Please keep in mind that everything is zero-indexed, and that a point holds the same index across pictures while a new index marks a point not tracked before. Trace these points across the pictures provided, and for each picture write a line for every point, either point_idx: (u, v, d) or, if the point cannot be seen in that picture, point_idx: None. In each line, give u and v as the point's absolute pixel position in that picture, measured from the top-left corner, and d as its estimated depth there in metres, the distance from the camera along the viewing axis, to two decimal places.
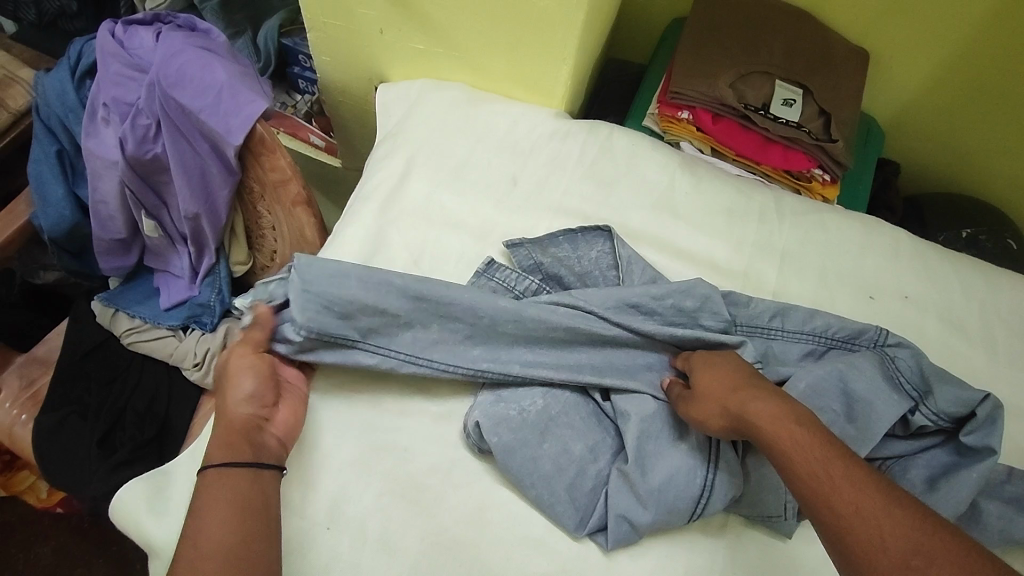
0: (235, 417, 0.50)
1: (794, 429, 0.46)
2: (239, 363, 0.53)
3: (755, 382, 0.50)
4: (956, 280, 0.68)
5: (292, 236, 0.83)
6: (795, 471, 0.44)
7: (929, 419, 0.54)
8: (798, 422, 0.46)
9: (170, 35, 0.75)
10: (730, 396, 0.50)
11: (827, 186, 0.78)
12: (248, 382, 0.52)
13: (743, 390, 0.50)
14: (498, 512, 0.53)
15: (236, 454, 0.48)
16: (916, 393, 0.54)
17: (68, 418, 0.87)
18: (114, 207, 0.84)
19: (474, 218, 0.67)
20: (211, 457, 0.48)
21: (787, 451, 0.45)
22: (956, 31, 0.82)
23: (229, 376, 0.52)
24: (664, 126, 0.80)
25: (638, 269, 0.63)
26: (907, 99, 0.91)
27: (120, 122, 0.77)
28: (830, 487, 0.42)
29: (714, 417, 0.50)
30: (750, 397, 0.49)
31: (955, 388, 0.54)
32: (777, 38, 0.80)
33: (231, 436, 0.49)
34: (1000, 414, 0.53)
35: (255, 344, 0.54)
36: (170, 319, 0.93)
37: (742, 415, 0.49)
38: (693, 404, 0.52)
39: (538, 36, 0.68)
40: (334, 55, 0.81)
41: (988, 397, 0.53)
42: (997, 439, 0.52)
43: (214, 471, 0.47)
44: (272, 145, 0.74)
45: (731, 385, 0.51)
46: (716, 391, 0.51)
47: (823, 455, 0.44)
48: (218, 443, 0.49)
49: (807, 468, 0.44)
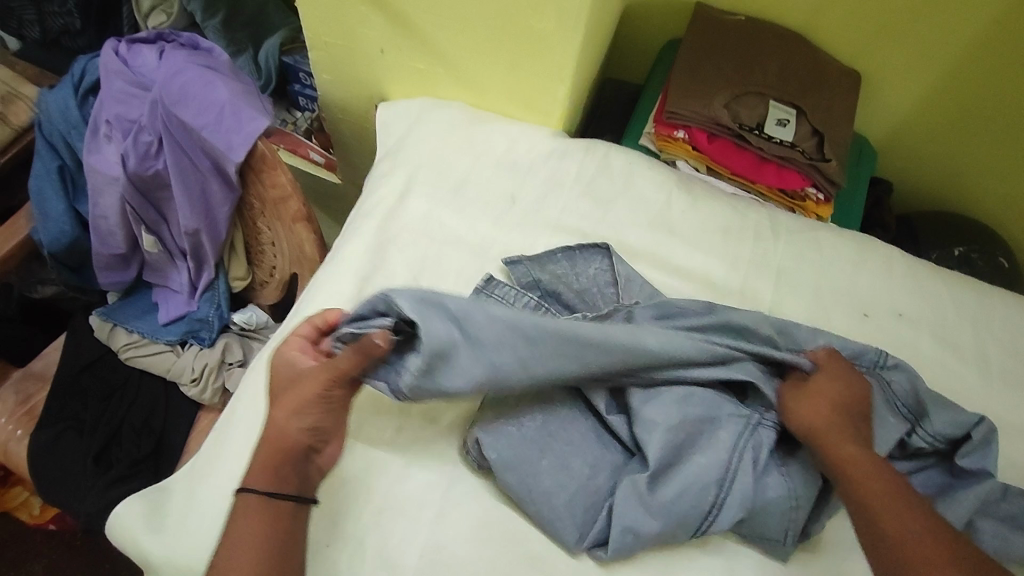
0: (290, 440, 0.50)
1: (877, 466, 0.50)
2: (310, 388, 0.51)
3: (855, 409, 0.53)
4: (949, 298, 0.68)
5: (293, 252, 0.84)
6: (866, 496, 0.48)
7: (925, 441, 0.55)
8: (877, 460, 0.50)
9: (174, 54, 0.76)
10: (831, 409, 0.53)
11: (822, 205, 0.79)
12: (318, 414, 0.50)
13: (833, 413, 0.52)
14: (497, 531, 0.53)
15: (281, 484, 0.48)
16: (912, 415, 0.55)
17: (65, 434, 0.87)
18: (114, 223, 0.84)
19: (472, 235, 0.68)
20: (256, 471, 0.49)
21: (863, 477, 0.49)
22: (945, 54, 0.83)
23: (303, 398, 0.50)
24: (661, 145, 0.81)
25: (637, 286, 0.64)
26: (899, 119, 0.92)
27: (122, 139, 0.78)
28: (898, 515, 0.47)
29: (810, 416, 0.53)
30: (843, 420, 0.52)
31: (950, 411, 0.55)
32: (771, 60, 0.81)
33: (280, 459, 0.49)
34: (994, 437, 0.54)
35: (337, 372, 0.51)
36: (168, 334, 0.93)
37: (828, 436, 0.51)
38: (794, 394, 0.54)
39: (536, 56, 0.69)
40: (334, 74, 0.83)
41: (982, 420, 0.54)
42: (991, 462, 0.53)
43: (258, 494, 0.48)
44: (274, 161, 0.76)
45: (835, 404, 0.53)
46: (824, 398, 0.53)
47: (894, 493, 0.48)
48: (266, 459, 0.49)
49: (881, 499, 0.48)
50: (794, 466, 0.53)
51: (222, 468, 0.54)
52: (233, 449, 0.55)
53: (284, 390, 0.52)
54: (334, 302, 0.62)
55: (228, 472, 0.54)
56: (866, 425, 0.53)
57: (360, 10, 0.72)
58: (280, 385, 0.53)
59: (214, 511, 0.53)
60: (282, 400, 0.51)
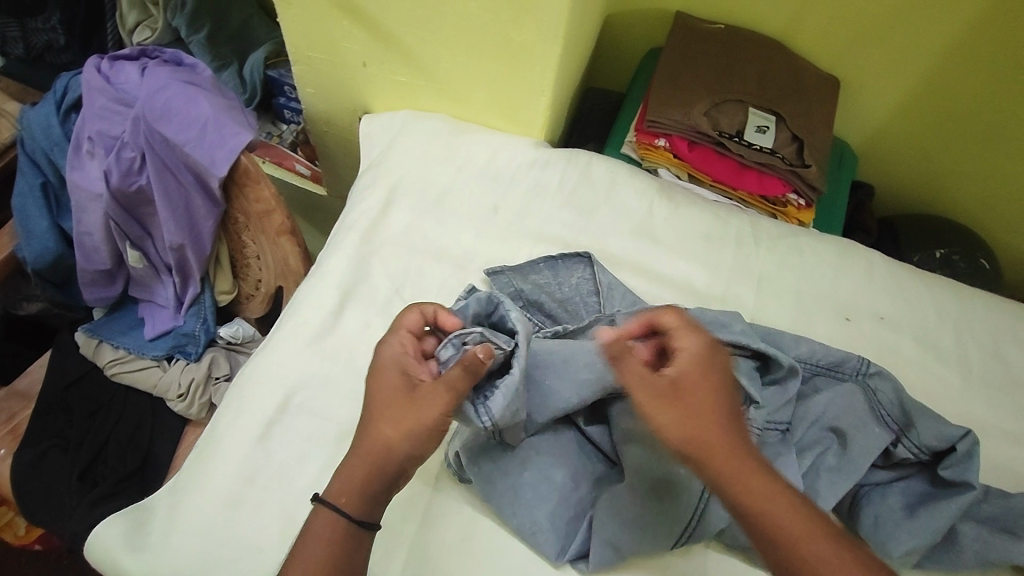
0: (389, 465, 0.47)
1: (763, 474, 0.44)
2: (430, 414, 0.47)
3: (726, 404, 0.46)
4: (929, 300, 0.69)
5: (277, 265, 0.84)
6: (768, 522, 0.42)
7: (910, 452, 0.55)
8: (760, 468, 0.44)
9: (156, 70, 0.76)
10: (707, 416, 0.45)
11: (803, 210, 0.80)
12: (424, 442, 0.47)
13: (699, 409, 0.45)
14: (481, 543, 0.52)
15: (373, 509, 0.46)
16: (897, 425, 0.55)
17: (50, 453, 0.86)
18: (98, 238, 0.84)
19: (455, 247, 0.68)
20: (351, 493, 0.46)
21: (761, 496, 0.43)
22: (922, 59, 0.84)
23: (414, 420, 0.47)
24: (642, 154, 0.82)
25: (619, 294, 0.64)
26: (879, 123, 0.93)
27: (104, 155, 0.77)
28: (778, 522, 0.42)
29: (689, 431, 0.45)
30: (721, 425, 0.45)
31: (937, 422, 0.55)
32: (750, 68, 0.82)
33: (376, 485, 0.47)
34: (978, 450, 0.53)
35: (457, 395, 0.47)
36: (154, 350, 0.92)
37: (706, 445, 0.44)
38: (657, 401, 0.46)
39: (516, 68, 0.70)
40: (317, 87, 0.83)
41: (968, 433, 0.53)
42: (974, 474, 0.52)
43: (346, 518, 0.46)
44: (257, 175, 0.75)
45: (695, 403, 0.46)
46: (696, 403, 0.46)
47: (791, 504, 0.43)
48: (362, 480, 0.47)
49: (780, 517, 0.42)
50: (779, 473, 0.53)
51: (204, 485, 0.54)
52: (216, 466, 0.55)
53: (387, 399, 0.48)
54: (315, 314, 0.62)
55: (211, 488, 0.54)
56: (738, 418, 0.47)
57: (341, 24, 0.72)
58: (382, 394, 0.49)
59: (195, 529, 0.52)
60: (386, 418, 0.48)
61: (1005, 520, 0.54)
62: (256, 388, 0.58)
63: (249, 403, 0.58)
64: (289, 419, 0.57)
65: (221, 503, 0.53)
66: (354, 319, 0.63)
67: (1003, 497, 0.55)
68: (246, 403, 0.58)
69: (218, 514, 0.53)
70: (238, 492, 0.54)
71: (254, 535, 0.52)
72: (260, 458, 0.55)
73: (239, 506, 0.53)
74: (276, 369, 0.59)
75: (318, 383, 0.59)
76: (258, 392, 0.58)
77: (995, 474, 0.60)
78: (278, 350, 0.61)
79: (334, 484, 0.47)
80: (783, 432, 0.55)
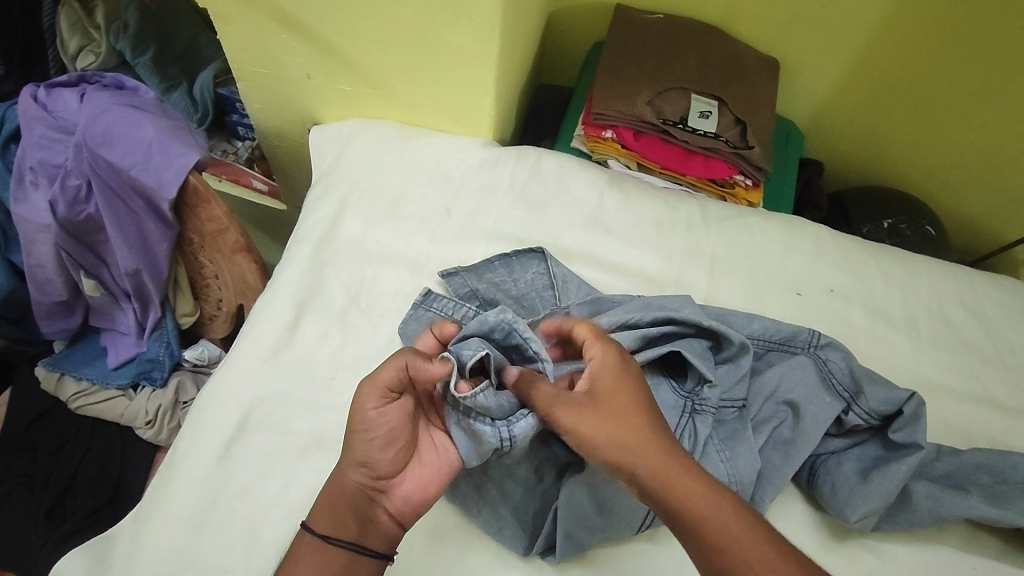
0: (344, 481, 0.49)
1: (692, 473, 0.45)
2: (362, 418, 0.49)
3: (646, 408, 0.48)
4: (877, 271, 0.70)
5: (236, 283, 0.83)
6: (694, 521, 0.43)
7: (861, 418, 0.56)
8: (684, 468, 0.45)
9: (95, 95, 0.74)
10: (629, 423, 0.47)
11: (750, 190, 0.82)
12: (363, 446, 0.49)
13: (617, 416, 0.47)
14: (449, 543, 0.53)
15: (337, 529, 0.48)
16: (847, 394, 0.57)
17: (14, 492, 0.86)
18: (51, 270, 0.82)
19: (409, 252, 0.68)
20: (318, 515, 0.48)
21: (684, 491, 0.44)
22: (858, 37, 0.86)
23: (352, 427, 0.49)
24: (592, 146, 0.83)
25: (574, 287, 0.65)
26: (823, 99, 0.96)
27: (49, 185, 0.76)
28: (697, 514, 0.43)
29: (608, 439, 0.46)
30: (644, 430, 0.47)
31: (884, 387, 0.56)
32: (691, 55, 0.84)
33: (336, 501, 0.49)
34: (924, 411, 0.55)
35: (379, 390, 0.49)
36: (119, 378, 0.91)
37: (623, 450, 0.46)
38: (576, 413, 0.47)
39: (458, 70, 0.70)
40: (265, 102, 0.82)
41: (913, 395, 0.55)
42: (922, 434, 0.54)
43: (312, 534, 0.48)
44: (207, 195, 0.73)
45: (614, 409, 0.47)
46: (615, 410, 0.47)
47: (719, 499, 0.44)
48: (325, 500, 0.49)
49: (706, 514, 0.43)
50: (736, 450, 0.54)
51: (166, 509, 0.54)
52: (178, 488, 0.55)
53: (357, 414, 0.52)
54: (271, 330, 0.62)
55: (173, 512, 0.54)
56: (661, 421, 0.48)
57: (280, 38, 0.71)
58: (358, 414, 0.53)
59: (160, 554, 0.52)
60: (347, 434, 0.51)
61: (956, 477, 0.56)
62: (215, 407, 0.58)
63: (208, 426, 0.57)
64: (250, 436, 0.57)
65: (185, 525, 0.53)
66: (312, 331, 0.63)
67: (954, 454, 0.57)
68: (206, 424, 0.57)
69: (182, 537, 0.53)
70: (201, 513, 0.54)
71: (220, 557, 0.52)
72: (222, 478, 0.55)
73: (204, 527, 0.53)
74: (234, 387, 0.59)
75: (278, 399, 0.59)
76: (217, 411, 0.58)
77: (946, 433, 0.62)
78: (236, 368, 0.60)
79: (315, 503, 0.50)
80: (738, 409, 0.57)
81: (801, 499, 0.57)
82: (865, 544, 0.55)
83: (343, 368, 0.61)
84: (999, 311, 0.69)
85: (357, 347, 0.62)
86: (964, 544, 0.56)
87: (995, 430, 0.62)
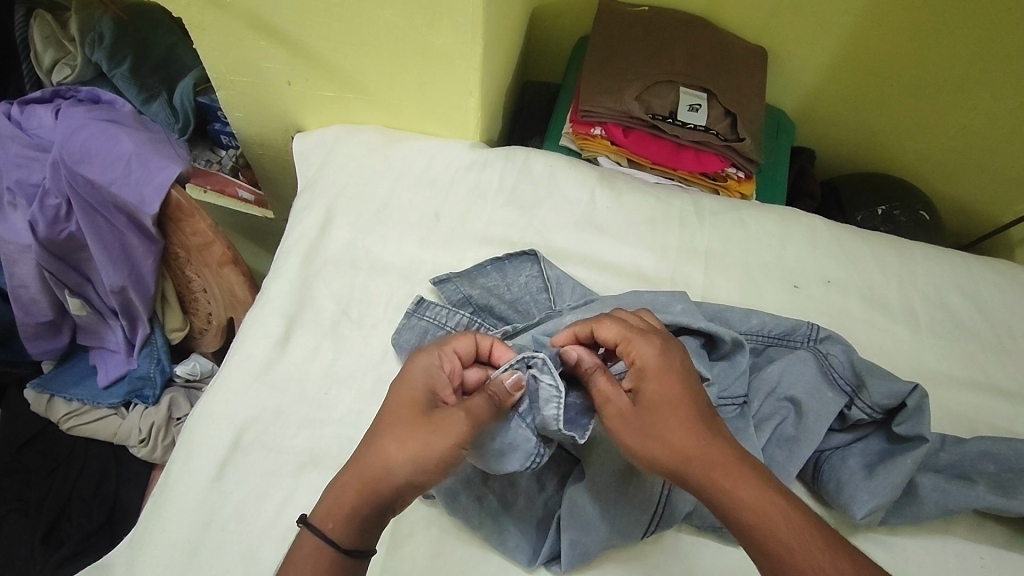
0: (385, 491, 0.46)
1: (742, 475, 0.45)
2: (450, 445, 0.46)
3: (698, 409, 0.48)
4: (874, 260, 0.70)
5: (224, 296, 0.82)
6: (745, 506, 0.44)
7: (865, 412, 0.55)
8: (733, 467, 0.45)
9: (71, 111, 0.73)
10: (673, 423, 0.47)
11: (743, 182, 0.81)
12: (431, 473, 0.46)
13: (658, 413, 0.48)
14: (451, 557, 0.52)
15: (357, 540, 0.45)
16: (850, 388, 0.56)
17: (9, 517, 0.86)
18: (35, 291, 0.81)
19: (399, 259, 0.67)
20: (338, 516, 0.45)
21: (735, 480, 0.45)
22: (844, 20, 0.85)
23: (425, 446, 0.46)
24: (581, 144, 0.82)
25: (568, 289, 0.64)
26: (811, 88, 0.95)
27: (27, 205, 0.74)
28: (749, 500, 0.44)
29: (653, 438, 0.47)
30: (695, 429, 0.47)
31: (886, 380, 0.55)
32: (679, 47, 0.82)
33: (368, 511, 0.45)
34: (928, 403, 0.54)
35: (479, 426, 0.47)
36: (110, 398, 0.90)
37: (671, 440, 0.47)
38: (621, 423, 0.48)
39: (441, 72, 0.68)
40: (245, 111, 0.81)
41: (916, 387, 0.55)
42: (926, 427, 0.53)
43: (330, 542, 0.44)
44: (191, 209, 0.71)
45: (662, 406, 0.48)
46: (662, 421, 0.47)
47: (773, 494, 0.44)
48: (352, 499, 0.45)
49: (762, 517, 0.43)
50: None
51: (160, 535, 0.53)
52: (171, 513, 0.54)
53: (406, 414, 0.48)
54: (260, 346, 0.61)
55: (167, 538, 0.53)
56: (709, 416, 0.48)
57: (258, 45, 0.69)
58: (397, 407, 0.49)
59: None
60: (398, 434, 0.47)
61: (961, 467, 0.56)
62: (206, 427, 0.57)
63: (200, 446, 0.56)
64: (244, 456, 0.56)
65: (179, 550, 0.52)
66: (305, 345, 0.61)
67: (958, 443, 0.57)
68: (198, 444, 0.56)
69: (176, 563, 0.52)
70: (195, 537, 0.52)
71: None
72: (215, 501, 0.54)
73: (199, 551, 0.52)
74: (226, 406, 0.58)
75: (271, 416, 0.58)
76: (209, 431, 0.57)
77: (949, 421, 0.61)
78: (227, 387, 0.59)
79: (329, 489, 0.46)
80: (740, 407, 0.56)
81: (806, 497, 0.57)
82: (873, 539, 0.55)
83: (337, 383, 0.60)
84: (998, 296, 0.69)
85: (349, 359, 0.61)
86: (972, 533, 0.56)
87: (997, 416, 0.62)
